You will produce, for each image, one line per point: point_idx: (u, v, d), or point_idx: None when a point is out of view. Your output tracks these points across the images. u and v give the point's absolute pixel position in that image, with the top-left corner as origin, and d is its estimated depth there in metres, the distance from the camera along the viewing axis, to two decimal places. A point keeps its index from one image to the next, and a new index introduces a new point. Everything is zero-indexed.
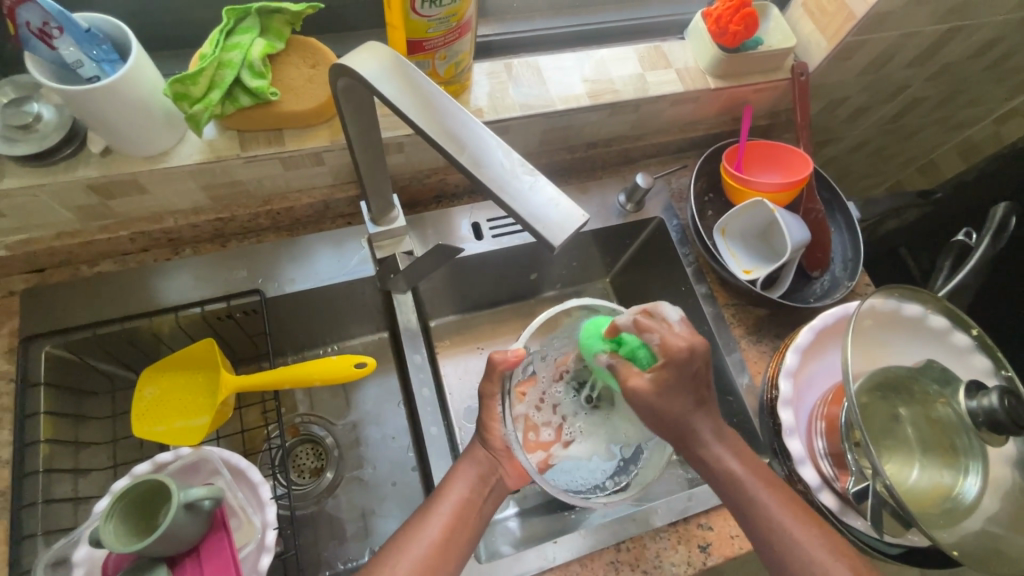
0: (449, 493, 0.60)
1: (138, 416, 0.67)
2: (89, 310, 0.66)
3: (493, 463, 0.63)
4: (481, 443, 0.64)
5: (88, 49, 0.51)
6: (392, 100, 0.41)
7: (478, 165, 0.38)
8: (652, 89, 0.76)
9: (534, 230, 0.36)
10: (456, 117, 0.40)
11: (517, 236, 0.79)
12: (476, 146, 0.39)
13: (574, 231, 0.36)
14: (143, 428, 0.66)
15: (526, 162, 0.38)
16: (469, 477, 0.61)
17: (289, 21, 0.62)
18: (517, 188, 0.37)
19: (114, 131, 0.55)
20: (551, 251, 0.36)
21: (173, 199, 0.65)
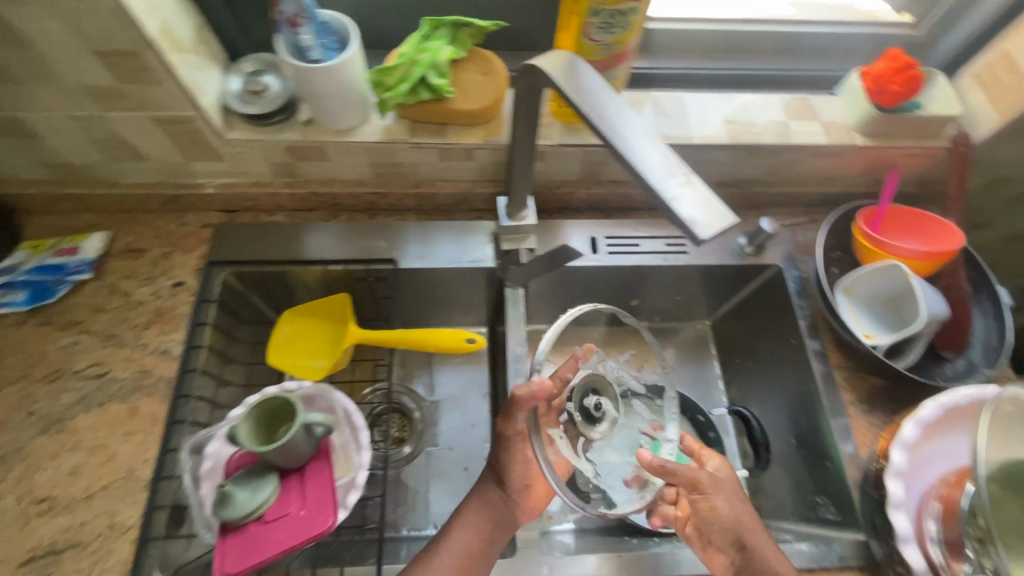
0: (467, 520, 0.63)
1: (274, 347, 0.77)
2: (260, 250, 0.78)
3: (506, 503, 0.64)
4: (495, 485, 0.65)
5: (321, 38, 0.63)
6: (569, 94, 0.45)
7: (638, 159, 0.40)
8: (795, 138, 0.77)
9: (682, 220, 0.36)
10: (626, 118, 0.43)
11: (632, 257, 0.82)
12: (629, 146, 0.41)
13: (722, 229, 0.36)
14: (275, 358, 0.76)
15: (687, 169, 0.39)
16: (480, 515, 0.63)
17: (473, 34, 0.69)
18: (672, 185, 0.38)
19: (323, 105, 0.67)
20: (695, 244, 0.36)
21: (345, 169, 0.76)
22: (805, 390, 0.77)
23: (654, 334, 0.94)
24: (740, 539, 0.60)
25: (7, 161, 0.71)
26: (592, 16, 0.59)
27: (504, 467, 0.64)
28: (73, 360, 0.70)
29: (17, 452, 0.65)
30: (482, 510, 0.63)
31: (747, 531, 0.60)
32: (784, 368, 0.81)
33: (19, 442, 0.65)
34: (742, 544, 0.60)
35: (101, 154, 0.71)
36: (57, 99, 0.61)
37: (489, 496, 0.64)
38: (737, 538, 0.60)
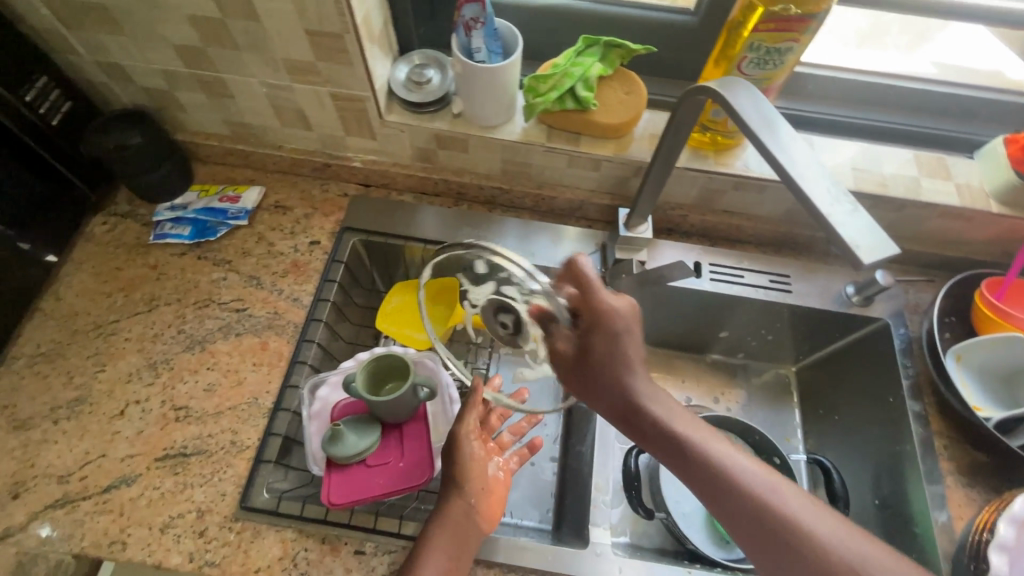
0: (435, 533, 0.60)
1: (384, 314, 0.84)
2: (388, 224, 0.86)
3: (471, 511, 0.61)
4: (456, 495, 0.62)
5: (491, 42, 0.69)
6: (743, 115, 0.48)
7: (804, 182, 0.44)
8: (925, 195, 0.76)
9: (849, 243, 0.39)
10: (794, 143, 0.46)
11: (734, 287, 0.83)
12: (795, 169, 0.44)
13: (885, 257, 0.39)
14: (383, 323, 0.83)
15: (851, 198, 0.43)
16: (446, 533, 0.60)
17: (623, 55, 0.74)
18: (838, 209, 0.42)
19: (476, 102, 0.74)
20: (855, 267, 0.40)
21: (479, 162, 0.83)
22: (899, 451, 0.75)
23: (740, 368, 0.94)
24: (620, 397, 0.56)
25: (198, 114, 0.82)
26: (749, 51, 0.63)
27: (461, 471, 0.62)
28: (220, 293, 0.80)
29: (166, 363, 0.74)
30: (447, 520, 0.60)
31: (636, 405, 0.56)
32: (877, 425, 0.80)
33: (169, 355, 0.75)
34: (688, 455, 0.53)
35: (276, 119, 0.80)
36: (262, 67, 0.71)
37: (450, 508, 0.61)
38: (658, 430, 0.55)
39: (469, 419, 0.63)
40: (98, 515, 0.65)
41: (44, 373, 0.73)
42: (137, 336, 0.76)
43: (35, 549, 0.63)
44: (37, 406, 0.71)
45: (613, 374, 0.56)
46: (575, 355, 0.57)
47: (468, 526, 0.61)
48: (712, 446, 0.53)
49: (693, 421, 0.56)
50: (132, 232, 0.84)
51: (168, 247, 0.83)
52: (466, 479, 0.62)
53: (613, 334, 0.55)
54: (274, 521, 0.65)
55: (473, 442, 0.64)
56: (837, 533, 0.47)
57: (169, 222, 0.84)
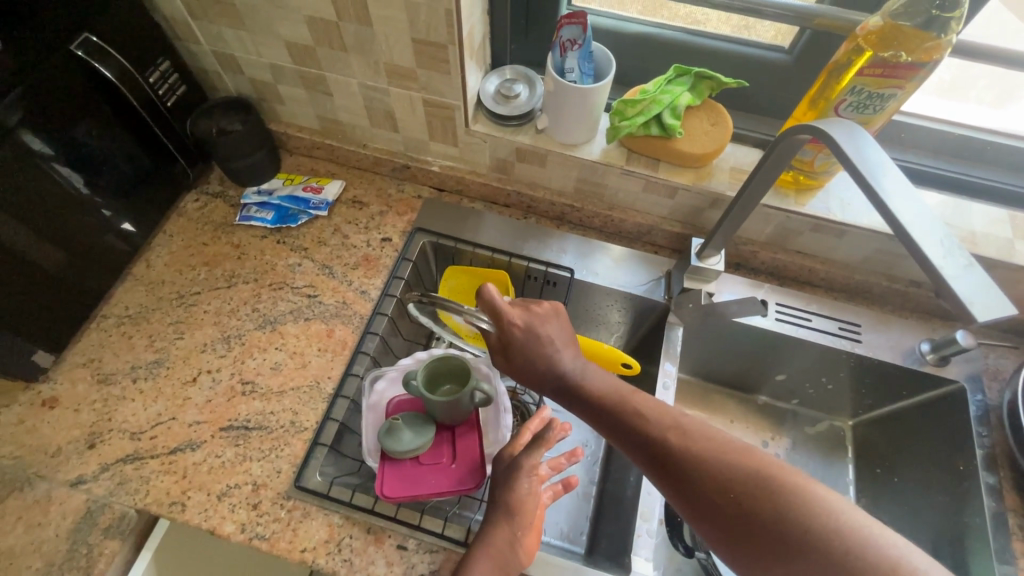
0: (479, 552, 0.59)
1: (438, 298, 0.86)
2: (458, 229, 0.89)
3: (512, 540, 0.60)
4: (504, 520, 0.61)
5: (583, 63, 0.71)
6: (852, 158, 0.47)
7: (915, 229, 0.43)
8: (1019, 257, 0.73)
9: (961, 298, 0.39)
10: (906, 188, 0.45)
11: (800, 330, 0.81)
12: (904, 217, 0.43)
13: (1001, 317, 0.38)
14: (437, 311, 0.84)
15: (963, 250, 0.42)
16: (489, 557, 0.59)
17: (712, 88, 0.74)
18: (950, 261, 0.41)
19: (562, 120, 0.75)
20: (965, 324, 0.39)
21: (554, 179, 0.84)
22: (968, 523, 0.71)
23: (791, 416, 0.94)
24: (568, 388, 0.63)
25: (295, 108, 0.87)
26: (848, 93, 0.62)
27: (505, 496, 0.62)
28: (294, 277, 0.83)
29: (239, 338, 0.78)
30: (490, 541, 0.60)
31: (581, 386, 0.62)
32: (944, 493, 0.76)
33: (242, 331, 0.78)
34: (621, 419, 0.57)
35: (366, 118, 0.84)
36: (363, 69, 0.75)
37: (499, 532, 0.60)
38: (591, 398, 0.61)
39: (530, 458, 0.64)
40: (162, 474, 0.68)
41: (129, 334, 0.78)
42: (215, 309, 0.80)
43: (104, 497, 0.67)
44: (119, 363, 0.75)
45: (544, 363, 0.64)
46: (507, 363, 0.66)
47: (511, 552, 0.60)
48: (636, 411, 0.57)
49: (623, 388, 0.61)
50: (220, 211, 0.89)
51: (251, 229, 0.87)
52: (519, 512, 0.61)
53: (525, 342, 0.64)
54: (323, 504, 0.66)
55: (525, 475, 0.63)
56: (777, 480, 0.48)
57: (255, 206, 0.89)
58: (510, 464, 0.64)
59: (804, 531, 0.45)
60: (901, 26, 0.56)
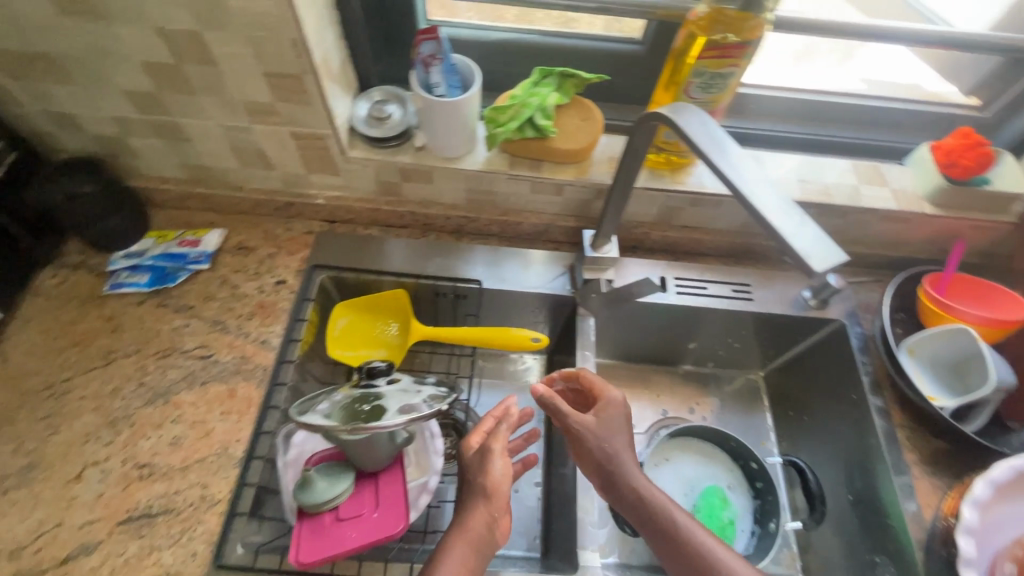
0: (459, 538, 0.58)
1: (332, 341, 0.82)
2: (356, 259, 0.86)
3: (491, 522, 0.60)
4: (483, 501, 0.61)
5: (448, 77, 0.72)
6: (696, 140, 0.51)
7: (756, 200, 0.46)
8: (866, 201, 0.81)
9: (800, 255, 0.42)
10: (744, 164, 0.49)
11: (698, 299, 0.86)
12: (746, 190, 0.47)
13: (833, 265, 0.42)
14: (336, 349, 0.82)
15: (799, 211, 0.46)
16: (465, 543, 0.58)
17: (577, 85, 0.77)
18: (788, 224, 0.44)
19: (439, 134, 0.75)
20: (806, 276, 0.42)
21: (444, 193, 0.83)
22: (867, 445, 0.79)
23: (710, 380, 1.00)
24: (619, 485, 0.63)
25: (154, 159, 0.81)
26: (694, 76, 0.66)
27: (486, 480, 0.61)
28: (183, 340, 0.77)
29: (127, 419, 0.70)
30: (469, 531, 0.59)
31: (632, 490, 0.62)
32: (844, 422, 0.83)
33: (130, 411, 0.71)
34: (657, 521, 0.60)
35: (236, 160, 0.80)
36: (219, 111, 0.71)
37: (478, 515, 0.60)
38: (631, 500, 0.62)
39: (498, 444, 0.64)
40: None
41: None
42: (93, 392, 0.72)
43: None
44: None
45: (612, 452, 0.65)
46: (584, 443, 0.66)
47: (489, 534, 0.59)
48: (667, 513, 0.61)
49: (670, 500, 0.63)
50: (85, 283, 0.81)
51: (124, 297, 0.80)
52: (496, 493, 0.61)
53: (608, 425, 0.67)
54: None
55: (499, 455, 0.63)
56: None
57: (125, 271, 0.81)
58: (482, 447, 0.64)
59: None
60: (723, 9, 0.61)
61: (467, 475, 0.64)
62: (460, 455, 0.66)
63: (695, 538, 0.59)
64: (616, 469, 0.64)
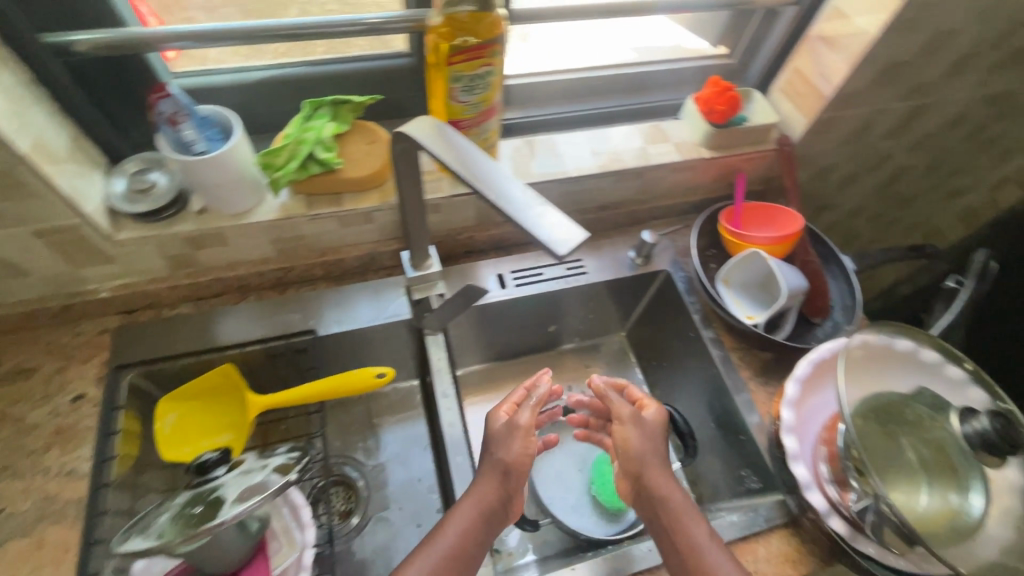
0: (468, 503, 0.64)
1: (163, 442, 0.73)
2: (168, 345, 0.77)
3: (502, 500, 0.65)
4: (498, 478, 0.65)
5: (203, 130, 0.66)
6: (437, 152, 0.50)
7: (501, 197, 0.47)
8: (654, 159, 0.88)
9: (543, 242, 0.43)
10: (487, 165, 0.49)
11: (537, 286, 0.90)
12: (490, 189, 0.47)
13: (575, 245, 0.43)
14: (172, 450, 0.74)
15: (542, 198, 0.47)
16: (469, 509, 0.63)
17: (353, 110, 0.75)
18: (532, 213, 0.45)
19: (213, 193, 0.69)
20: (556, 258, 0.44)
21: (248, 250, 0.77)
22: (711, 375, 0.86)
23: (579, 354, 1.05)
24: (648, 483, 0.65)
25: None
26: (455, 82, 0.66)
27: (501, 454, 0.67)
28: None
29: None
30: (473, 502, 0.63)
31: (653, 500, 0.64)
32: (692, 360, 0.91)
33: None
34: (670, 529, 0.62)
35: None
36: None
37: (489, 487, 0.65)
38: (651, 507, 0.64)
39: (522, 417, 0.69)
40: None
41: None
42: None
43: None
44: None
45: (636, 457, 0.66)
46: (620, 435, 0.69)
47: (499, 509, 0.64)
48: (689, 524, 0.62)
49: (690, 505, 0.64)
50: None
51: None
52: (512, 470, 0.66)
53: (642, 428, 0.68)
54: None
55: (521, 436, 0.68)
56: None
57: None
58: (511, 422, 0.69)
59: None
60: (457, 13, 0.61)
61: (490, 446, 0.68)
62: (486, 428, 0.70)
63: (710, 547, 0.61)
64: (647, 476, 0.65)
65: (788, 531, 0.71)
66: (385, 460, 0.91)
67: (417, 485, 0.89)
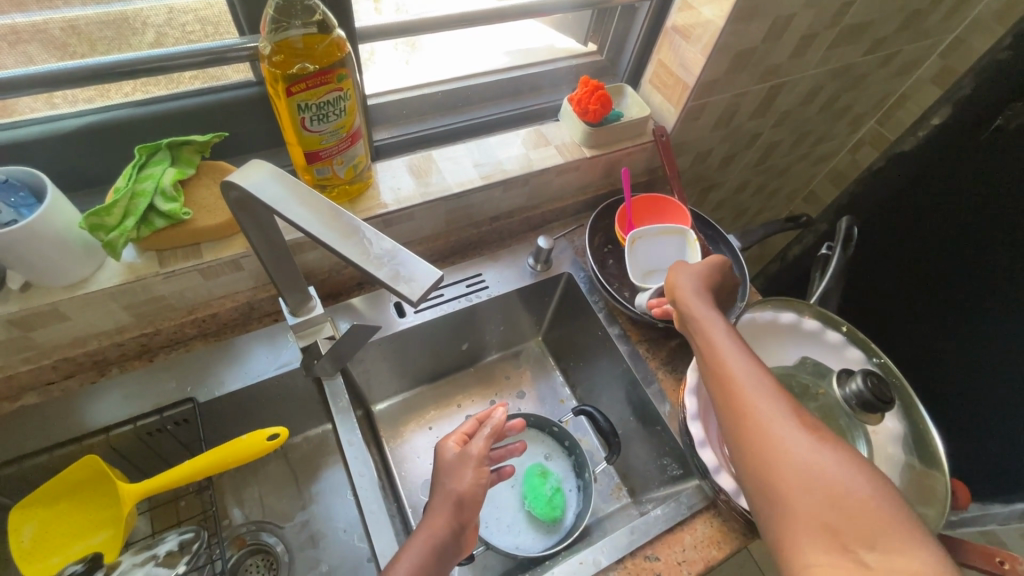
0: (424, 529, 0.59)
1: (23, 559, 0.63)
2: (11, 445, 0.66)
3: (450, 536, 0.59)
4: (444, 513, 0.60)
5: (6, 197, 0.56)
6: (268, 202, 0.45)
7: (346, 245, 0.43)
8: (537, 164, 0.87)
9: (390, 287, 0.40)
10: (329, 212, 0.45)
11: (439, 309, 0.87)
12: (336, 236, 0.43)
13: (427, 288, 0.41)
14: (34, 566, 0.63)
15: (389, 239, 0.44)
16: (424, 540, 0.58)
17: (198, 150, 0.69)
18: (377, 256, 0.42)
19: (32, 267, 0.59)
20: (410, 305, 0.41)
21: (97, 322, 0.68)
22: (623, 371, 0.87)
23: (495, 367, 1.03)
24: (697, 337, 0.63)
25: None
26: (302, 112, 0.61)
27: (450, 482, 0.62)
28: None
29: None
30: (426, 534, 0.58)
31: (723, 356, 0.59)
32: (604, 357, 0.92)
33: None
34: (720, 376, 0.58)
35: None
36: None
37: (444, 515, 0.59)
38: (711, 361, 0.60)
39: (478, 443, 0.65)
40: None
41: None
42: None
43: None
44: None
45: (701, 315, 0.64)
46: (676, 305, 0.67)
47: (449, 542, 0.59)
48: (740, 371, 0.57)
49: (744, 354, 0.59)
50: None
51: None
52: (466, 502, 0.60)
53: (689, 292, 0.66)
54: None
55: (473, 467, 0.63)
56: (801, 457, 0.50)
57: None
58: (466, 452, 0.64)
59: (822, 484, 0.48)
60: (289, 40, 0.58)
61: (440, 476, 0.64)
62: (440, 455, 0.66)
63: (758, 388, 0.55)
64: (717, 335, 0.61)
65: (710, 513, 0.73)
66: (303, 517, 0.84)
67: (344, 536, 0.83)
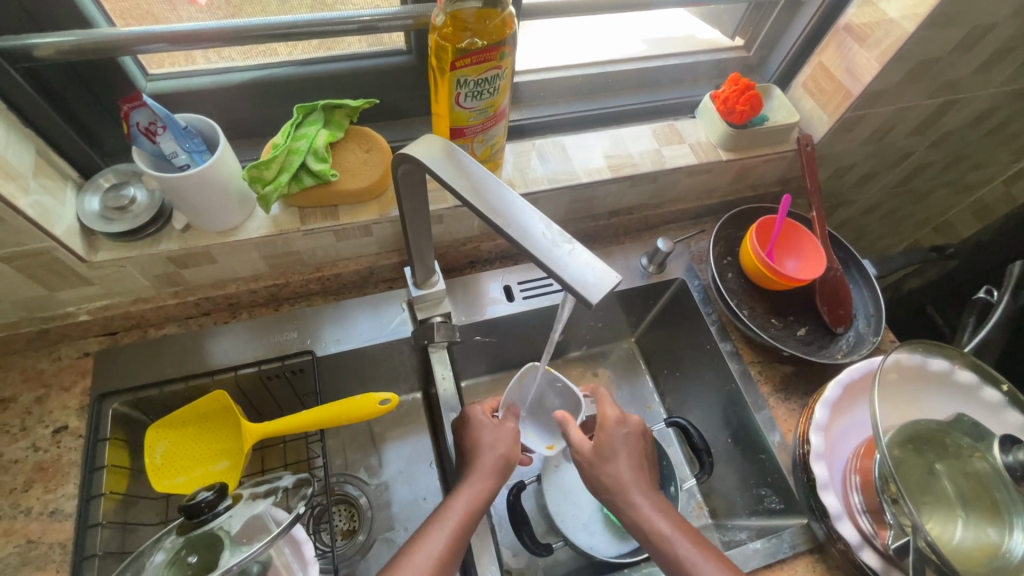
0: (459, 494, 0.61)
1: (154, 473, 0.68)
2: (152, 369, 0.72)
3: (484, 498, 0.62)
4: (486, 476, 0.63)
5: (183, 142, 0.59)
6: (449, 179, 0.45)
7: (522, 235, 0.42)
8: (669, 162, 0.83)
9: (573, 290, 0.38)
10: (501, 194, 0.44)
11: (547, 298, 0.85)
12: (512, 222, 0.42)
13: (608, 292, 0.38)
14: (163, 482, 0.69)
15: (564, 233, 0.42)
16: (466, 497, 0.61)
17: (348, 114, 0.70)
18: (556, 254, 0.40)
19: (195, 210, 0.63)
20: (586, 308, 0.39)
21: (238, 267, 0.73)
22: (728, 390, 0.83)
23: (584, 362, 1.00)
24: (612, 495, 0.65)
25: None
26: (459, 87, 0.60)
27: (482, 445, 0.66)
28: None
29: None
30: (466, 496, 0.61)
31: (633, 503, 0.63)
32: (706, 372, 0.87)
33: None
34: (638, 525, 0.62)
35: None
36: None
37: (483, 486, 0.63)
38: (629, 509, 0.63)
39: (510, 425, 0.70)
40: None
41: None
42: None
43: None
44: None
45: (610, 462, 0.67)
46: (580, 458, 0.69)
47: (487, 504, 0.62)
48: (652, 519, 0.62)
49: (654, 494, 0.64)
50: None
51: None
52: (505, 469, 0.65)
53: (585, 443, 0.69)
54: None
55: (510, 435, 0.68)
56: None
57: None
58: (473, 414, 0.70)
59: None
60: (462, 12, 0.57)
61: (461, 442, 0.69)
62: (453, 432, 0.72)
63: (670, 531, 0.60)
64: (626, 482, 0.65)
65: (812, 557, 0.68)
66: (387, 477, 0.87)
67: (424, 503, 0.85)
